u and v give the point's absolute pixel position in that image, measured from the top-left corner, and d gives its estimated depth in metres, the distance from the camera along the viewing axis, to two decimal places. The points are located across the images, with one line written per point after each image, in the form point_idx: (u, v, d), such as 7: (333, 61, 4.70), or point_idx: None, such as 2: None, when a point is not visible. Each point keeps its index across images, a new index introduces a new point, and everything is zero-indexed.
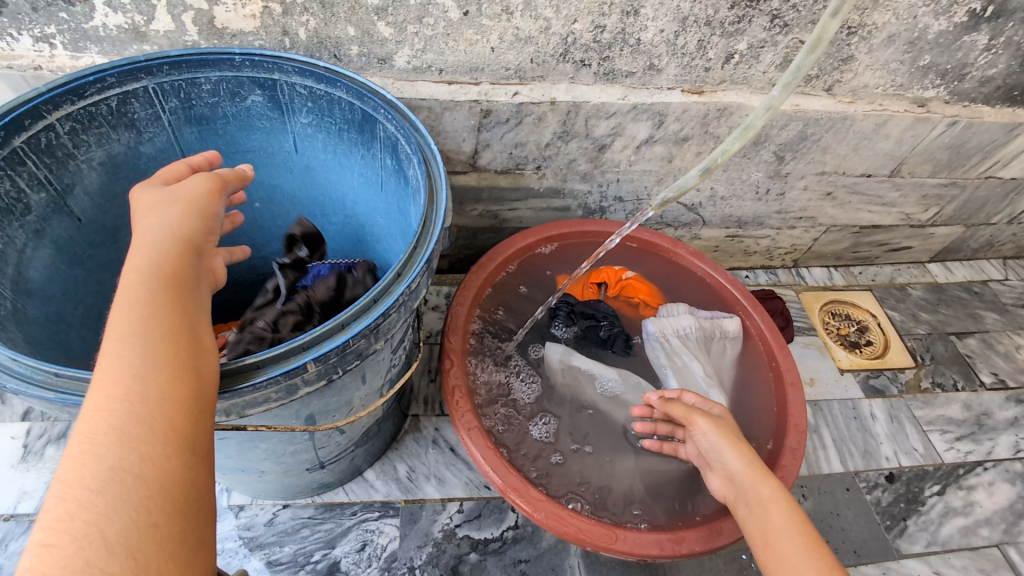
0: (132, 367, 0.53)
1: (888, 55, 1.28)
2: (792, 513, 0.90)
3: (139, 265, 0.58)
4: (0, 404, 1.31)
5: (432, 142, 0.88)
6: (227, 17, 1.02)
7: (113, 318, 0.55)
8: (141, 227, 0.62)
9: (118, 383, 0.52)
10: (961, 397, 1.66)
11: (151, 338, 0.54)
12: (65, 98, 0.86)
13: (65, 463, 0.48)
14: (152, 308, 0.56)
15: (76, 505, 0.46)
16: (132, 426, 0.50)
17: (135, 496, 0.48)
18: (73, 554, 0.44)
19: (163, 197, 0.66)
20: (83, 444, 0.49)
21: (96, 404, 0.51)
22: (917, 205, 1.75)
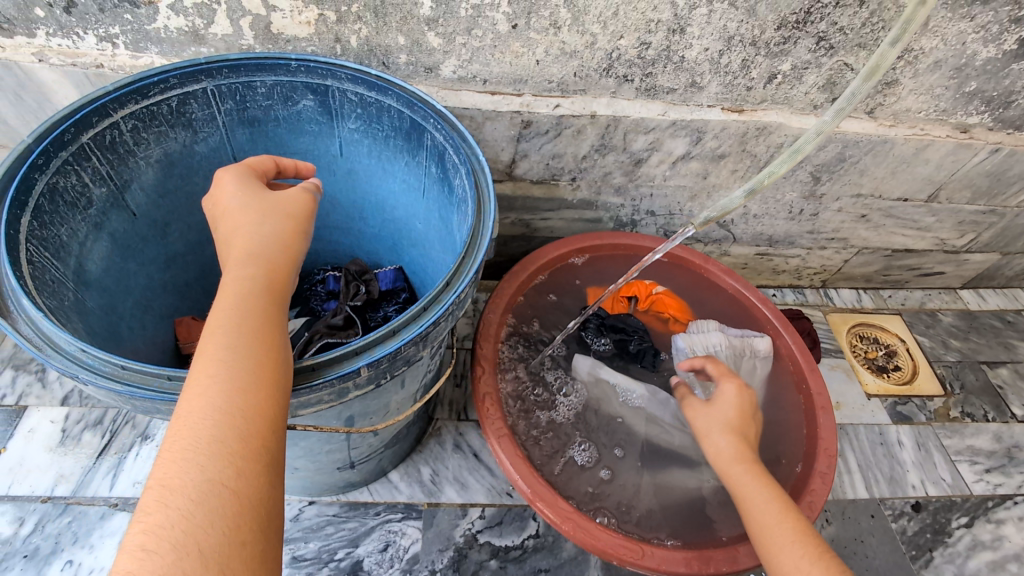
0: (233, 378, 0.55)
1: (933, 80, 1.28)
2: (762, 492, 0.96)
3: (241, 276, 0.62)
4: (41, 387, 1.35)
5: (481, 153, 0.90)
6: (283, 24, 1.05)
7: (218, 327, 0.58)
8: (245, 234, 0.66)
9: (219, 393, 0.54)
10: (991, 428, 1.63)
11: (250, 352, 0.57)
12: (130, 97, 0.90)
13: (165, 469, 0.50)
14: (256, 323, 0.59)
15: (177, 513, 0.48)
16: (230, 437, 0.52)
17: (229, 509, 0.50)
18: (170, 563, 0.45)
19: (265, 205, 0.69)
20: (184, 452, 0.51)
21: (195, 411, 0.53)
22: (952, 231, 1.73)
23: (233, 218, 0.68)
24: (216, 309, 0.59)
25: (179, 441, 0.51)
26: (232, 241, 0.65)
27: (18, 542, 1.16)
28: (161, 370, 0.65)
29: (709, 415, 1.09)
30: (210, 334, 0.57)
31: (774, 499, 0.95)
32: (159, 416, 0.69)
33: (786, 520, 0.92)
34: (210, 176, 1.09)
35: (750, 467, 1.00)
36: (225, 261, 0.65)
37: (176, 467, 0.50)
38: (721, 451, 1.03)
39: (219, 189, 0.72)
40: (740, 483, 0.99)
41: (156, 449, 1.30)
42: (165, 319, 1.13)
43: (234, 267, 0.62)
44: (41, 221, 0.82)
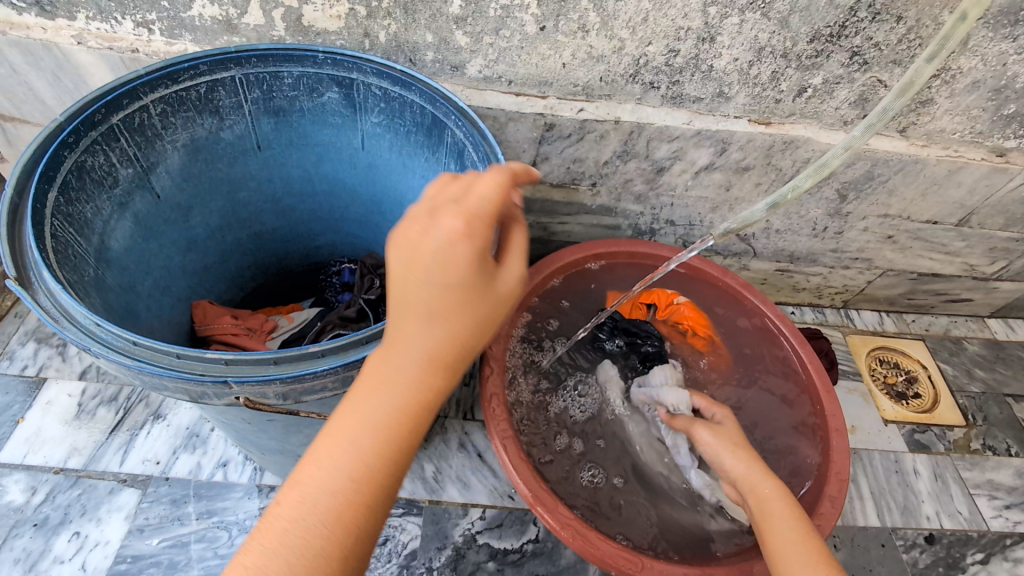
0: (353, 489, 0.51)
1: (970, 101, 1.24)
2: (785, 510, 0.95)
3: (406, 385, 0.52)
4: (61, 361, 1.39)
5: (500, 152, 0.89)
6: (315, 16, 1.06)
7: (360, 424, 0.52)
8: (426, 332, 0.52)
9: (335, 498, 0.51)
10: (1014, 463, 1.57)
11: (377, 474, 0.52)
12: (161, 81, 0.92)
13: (262, 556, 0.49)
14: (395, 437, 0.52)
15: None
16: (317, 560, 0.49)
17: None
18: None
19: (480, 307, 0.52)
20: (283, 548, 0.49)
21: (295, 513, 0.50)
22: (983, 257, 1.68)
23: (423, 295, 0.51)
24: (360, 407, 0.52)
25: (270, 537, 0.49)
26: (413, 321, 0.52)
27: (29, 510, 1.19)
28: (170, 348, 0.66)
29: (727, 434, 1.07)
30: (351, 427, 0.52)
31: (798, 519, 0.94)
32: (167, 394, 0.70)
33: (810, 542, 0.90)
34: (233, 164, 1.11)
35: (778, 484, 0.99)
36: (398, 339, 0.52)
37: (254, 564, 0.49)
38: (746, 469, 1.01)
39: (421, 229, 0.51)
40: (765, 500, 0.97)
41: (168, 429, 1.32)
42: (183, 301, 1.15)
43: (399, 373, 0.52)
44: (67, 197, 0.84)
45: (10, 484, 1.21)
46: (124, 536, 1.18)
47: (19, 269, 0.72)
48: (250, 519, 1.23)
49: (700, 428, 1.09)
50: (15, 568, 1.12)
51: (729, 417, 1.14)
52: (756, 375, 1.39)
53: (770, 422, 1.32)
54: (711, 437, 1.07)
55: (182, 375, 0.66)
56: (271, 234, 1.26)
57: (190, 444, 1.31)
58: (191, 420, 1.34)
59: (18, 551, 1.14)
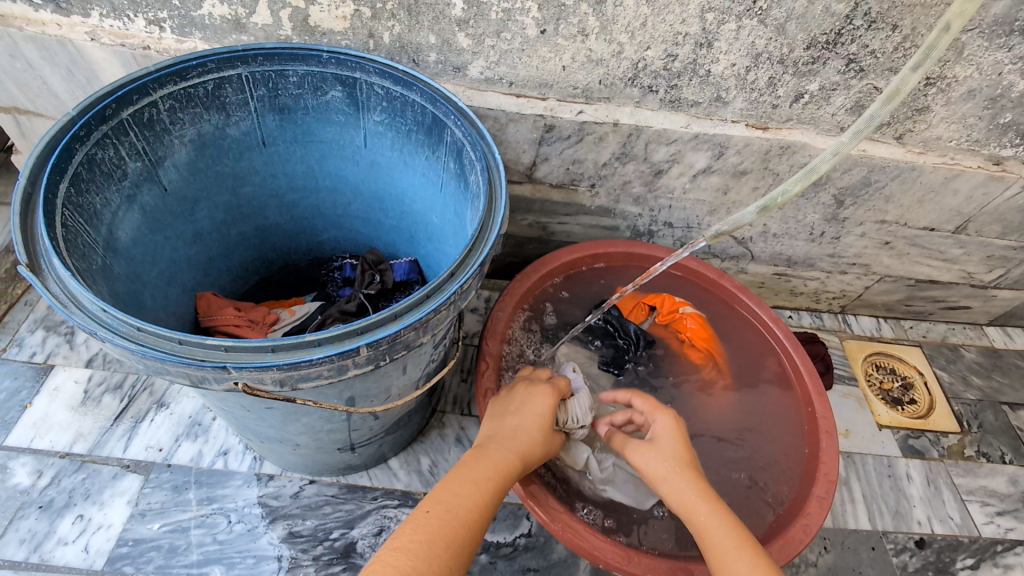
0: (474, 492, 0.87)
1: (967, 110, 1.25)
2: (728, 536, 0.92)
3: (503, 452, 0.95)
4: (68, 348, 1.42)
5: (497, 151, 0.92)
6: (321, 17, 1.09)
7: (477, 465, 0.91)
8: (513, 429, 1.00)
9: (464, 495, 0.86)
10: (1007, 471, 1.58)
11: (488, 491, 0.88)
12: (170, 78, 0.96)
13: (423, 513, 0.82)
14: (496, 478, 0.90)
15: (418, 537, 0.78)
16: (453, 548, 0.79)
17: (440, 551, 0.77)
18: (404, 555, 0.75)
19: (541, 424, 1.02)
20: (438, 511, 0.82)
21: (444, 497, 0.85)
22: (980, 265, 1.68)
23: (524, 418, 1.02)
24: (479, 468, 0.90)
25: (422, 530, 0.79)
26: (507, 428, 1.00)
27: (35, 493, 1.22)
28: (172, 334, 0.69)
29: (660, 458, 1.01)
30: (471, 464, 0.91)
31: (741, 544, 0.91)
32: (169, 378, 0.73)
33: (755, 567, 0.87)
34: (238, 159, 1.13)
35: (718, 510, 0.95)
36: (500, 437, 0.98)
37: (414, 545, 0.77)
38: (688, 495, 0.97)
39: (530, 390, 1.07)
40: (704, 527, 0.94)
41: (170, 417, 1.35)
42: (187, 292, 1.18)
43: (499, 445, 0.96)
44: (77, 188, 0.88)
45: (17, 466, 1.25)
46: (126, 520, 1.21)
47: (32, 256, 0.75)
48: (249, 507, 1.25)
49: (637, 458, 1.03)
50: (20, 548, 1.15)
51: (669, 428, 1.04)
52: (752, 383, 1.38)
53: (762, 427, 1.33)
54: (648, 461, 1.02)
55: (183, 360, 0.68)
56: (275, 229, 1.29)
57: (192, 432, 1.34)
58: (194, 409, 1.37)
59: (24, 532, 1.17)
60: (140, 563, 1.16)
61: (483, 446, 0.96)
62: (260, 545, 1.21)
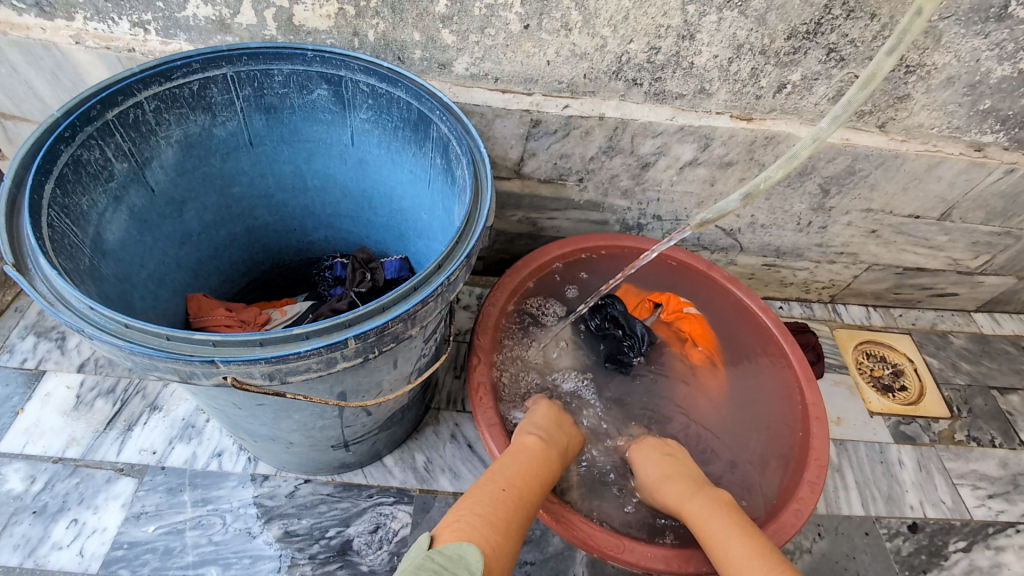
0: (535, 483, 1.00)
1: (946, 97, 1.27)
2: (715, 524, 0.99)
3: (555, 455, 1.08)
4: (60, 354, 1.42)
5: (482, 145, 0.93)
6: (305, 16, 1.10)
7: (539, 461, 1.04)
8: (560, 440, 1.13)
9: (529, 484, 0.99)
10: (998, 454, 1.59)
11: (543, 484, 1.01)
12: (155, 79, 0.96)
13: (497, 491, 0.94)
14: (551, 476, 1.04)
15: (496, 513, 0.90)
16: (522, 531, 0.92)
17: (515, 528, 0.91)
18: (488, 526, 0.88)
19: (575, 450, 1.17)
20: (510, 494, 0.95)
21: (512, 483, 0.97)
22: (966, 251, 1.70)
23: (567, 431, 1.17)
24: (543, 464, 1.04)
25: (502, 508, 0.92)
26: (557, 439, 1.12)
27: (28, 498, 1.22)
28: (161, 329, 0.69)
29: (649, 480, 1.13)
30: (532, 458, 1.04)
31: (736, 528, 0.97)
32: (157, 374, 0.73)
33: (747, 541, 0.94)
34: (226, 160, 1.14)
35: (704, 499, 1.04)
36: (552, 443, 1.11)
37: (497, 521, 0.89)
38: (674, 494, 1.08)
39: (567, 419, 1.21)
40: (696, 522, 1.02)
41: (165, 420, 1.35)
42: (177, 293, 1.18)
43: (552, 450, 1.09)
44: (63, 188, 0.88)
45: (9, 473, 1.24)
46: (120, 523, 1.20)
47: (18, 257, 0.75)
48: (244, 507, 1.25)
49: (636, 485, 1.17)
50: (14, 554, 1.15)
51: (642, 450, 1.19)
52: (748, 375, 1.38)
53: (758, 418, 1.32)
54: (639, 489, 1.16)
55: (171, 355, 0.69)
56: (265, 229, 1.29)
57: (186, 435, 1.33)
58: (187, 411, 1.37)
59: (18, 538, 1.17)
60: (135, 566, 1.16)
61: (533, 443, 1.07)
62: (256, 545, 1.21)
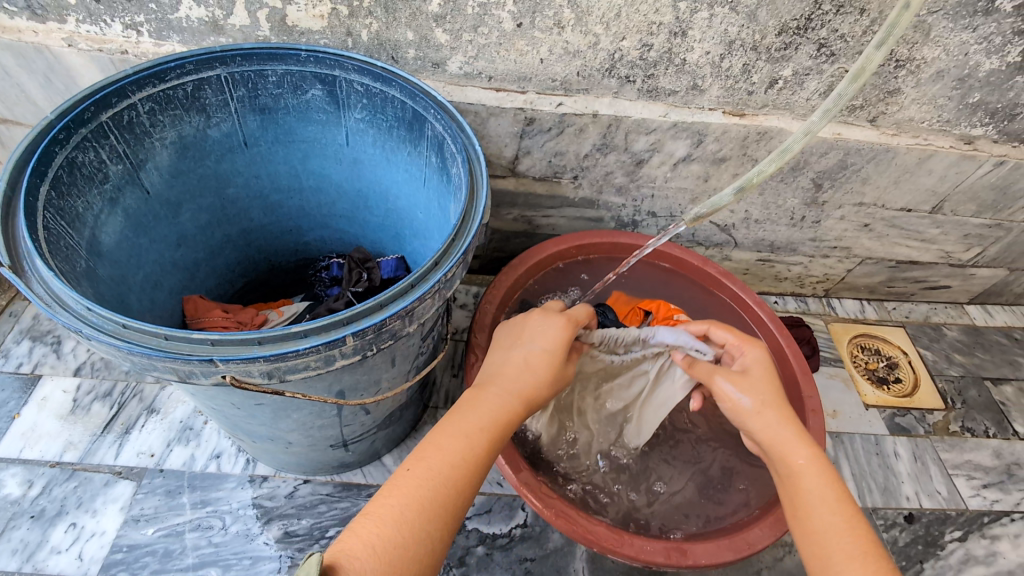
0: (462, 439, 0.80)
1: (936, 91, 1.28)
2: (825, 487, 0.84)
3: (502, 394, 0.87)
4: (56, 358, 1.41)
5: (477, 143, 0.94)
6: (298, 16, 1.10)
7: (471, 409, 0.84)
8: (517, 363, 0.91)
9: (452, 444, 0.80)
10: (991, 444, 1.61)
11: (480, 435, 0.82)
12: (149, 80, 0.96)
13: (406, 467, 0.77)
14: (493, 422, 0.84)
15: (394, 497, 0.73)
16: (433, 508, 0.74)
17: (419, 512, 0.73)
18: (379, 518, 0.71)
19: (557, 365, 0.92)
20: (420, 465, 0.77)
21: (428, 451, 0.79)
22: (958, 244, 1.72)
23: (533, 345, 0.93)
24: (484, 413, 0.84)
25: (399, 490, 0.74)
26: (514, 363, 0.91)
27: (26, 503, 1.21)
28: (159, 329, 0.69)
29: (747, 404, 0.94)
30: (462, 408, 0.85)
31: (840, 501, 0.83)
32: (156, 374, 0.73)
33: (848, 521, 0.81)
34: (221, 161, 1.14)
35: (815, 455, 0.88)
36: (503, 374, 0.90)
37: (399, 516, 0.72)
38: (776, 432, 0.91)
39: (535, 328, 0.95)
40: (795, 475, 0.87)
41: (163, 423, 1.35)
42: (174, 295, 1.18)
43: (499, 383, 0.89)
44: (58, 191, 0.88)
45: (7, 478, 1.24)
46: (119, 526, 1.20)
47: (14, 259, 0.76)
48: (243, 508, 1.25)
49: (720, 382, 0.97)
50: (12, 558, 1.15)
51: (760, 361, 0.99)
52: None
53: None
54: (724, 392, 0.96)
55: (169, 355, 0.69)
56: (260, 230, 1.29)
57: (184, 437, 1.33)
58: (185, 414, 1.37)
59: (17, 542, 1.17)
60: (135, 568, 1.16)
61: (483, 387, 0.88)
62: (256, 546, 1.21)
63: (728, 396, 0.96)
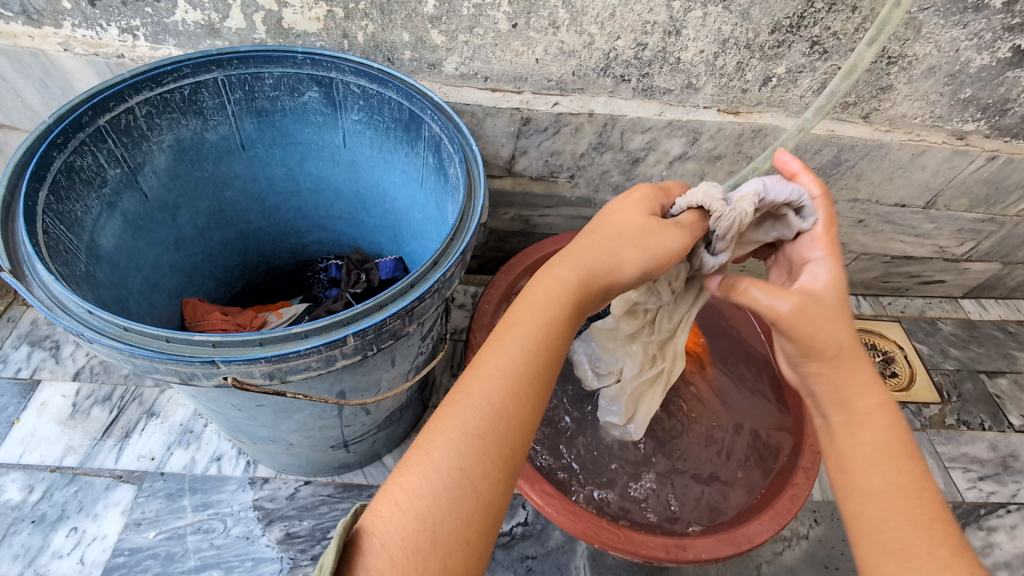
0: (512, 356, 0.70)
1: (928, 87, 1.30)
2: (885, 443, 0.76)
3: (560, 292, 0.75)
4: (55, 362, 1.41)
5: (474, 143, 0.94)
6: (294, 19, 1.10)
7: (524, 317, 0.73)
8: (582, 254, 0.78)
9: (502, 364, 0.69)
10: (987, 436, 1.62)
11: (536, 346, 0.71)
12: (146, 84, 0.96)
13: (452, 396, 0.68)
14: (548, 329, 0.72)
15: (435, 436, 0.65)
16: (481, 441, 0.65)
17: (464, 450, 0.64)
18: (418, 463, 0.63)
19: (636, 241, 0.79)
20: (464, 392, 0.67)
21: (476, 375, 0.69)
22: (952, 239, 1.73)
23: (610, 229, 0.81)
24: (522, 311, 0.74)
25: (441, 425, 0.65)
26: (583, 248, 0.79)
27: (27, 508, 1.21)
28: (159, 331, 0.69)
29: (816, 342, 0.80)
30: (513, 318, 0.74)
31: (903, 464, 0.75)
32: (158, 376, 0.74)
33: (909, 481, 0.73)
34: (218, 163, 1.14)
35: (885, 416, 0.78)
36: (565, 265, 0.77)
37: (433, 453, 0.64)
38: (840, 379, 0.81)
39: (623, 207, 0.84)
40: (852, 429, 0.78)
41: (162, 426, 1.35)
42: (173, 298, 1.18)
43: (560, 278, 0.76)
44: (57, 195, 0.88)
45: (8, 483, 1.24)
46: (121, 530, 1.20)
47: (14, 263, 0.76)
48: (244, 510, 1.26)
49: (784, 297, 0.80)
50: (14, 563, 1.15)
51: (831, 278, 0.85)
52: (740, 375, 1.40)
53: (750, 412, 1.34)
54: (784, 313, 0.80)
55: (171, 357, 0.69)
56: (258, 233, 1.30)
57: (184, 440, 1.33)
58: (185, 416, 1.37)
59: (18, 548, 1.17)
60: (137, 572, 1.16)
61: (545, 280, 0.76)
62: (257, 547, 1.21)
63: (788, 330, 0.81)
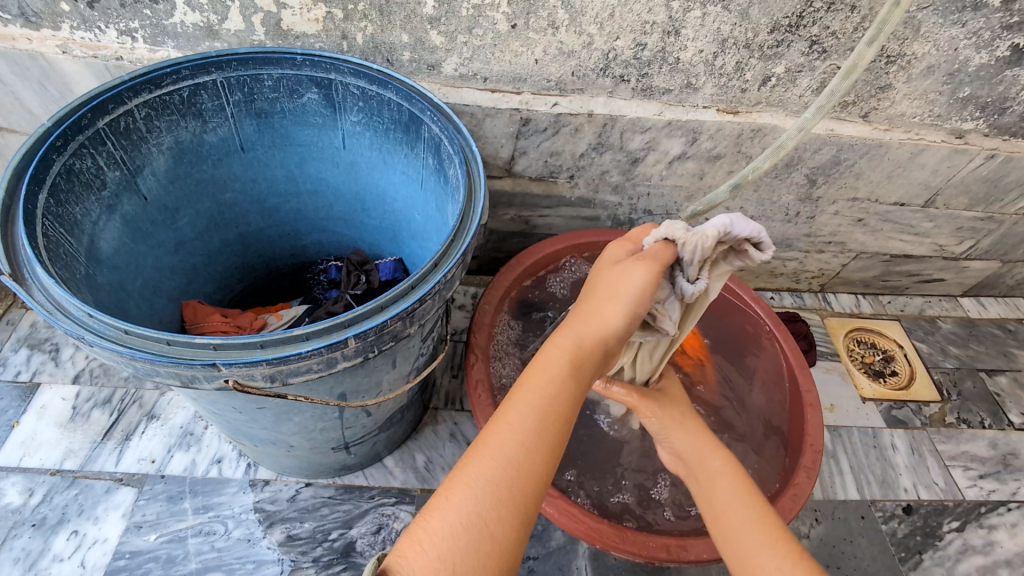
0: (534, 409, 0.69)
1: (927, 85, 1.30)
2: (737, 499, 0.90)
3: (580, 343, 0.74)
4: (54, 365, 1.41)
5: (474, 144, 0.94)
6: (293, 20, 1.10)
7: (545, 368, 0.72)
8: (594, 308, 0.78)
9: (523, 415, 0.69)
10: (987, 435, 1.63)
11: (557, 399, 0.70)
12: (145, 86, 0.96)
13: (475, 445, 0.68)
14: (568, 381, 0.72)
15: (457, 482, 0.64)
16: (501, 492, 0.64)
17: (485, 499, 0.63)
18: (439, 509, 0.63)
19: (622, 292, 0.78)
20: (487, 441, 0.67)
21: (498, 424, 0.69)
22: (951, 237, 1.73)
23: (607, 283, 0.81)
24: (540, 359, 0.73)
25: (463, 473, 0.65)
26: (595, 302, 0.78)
27: (27, 511, 1.21)
28: (160, 334, 0.69)
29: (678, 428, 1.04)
30: (536, 368, 0.73)
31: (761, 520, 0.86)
32: (158, 379, 0.73)
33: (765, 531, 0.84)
34: (217, 165, 1.14)
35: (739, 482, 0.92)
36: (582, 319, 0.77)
37: (454, 499, 0.63)
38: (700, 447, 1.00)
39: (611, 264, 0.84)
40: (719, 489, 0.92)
41: (162, 429, 1.35)
42: (173, 300, 1.18)
43: (580, 331, 0.75)
44: (57, 199, 0.88)
45: (8, 486, 1.24)
46: (121, 533, 1.20)
47: (14, 266, 0.76)
48: (245, 513, 1.25)
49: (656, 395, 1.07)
50: (14, 567, 1.15)
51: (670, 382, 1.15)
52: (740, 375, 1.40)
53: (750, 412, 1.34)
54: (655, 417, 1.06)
55: (171, 360, 0.69)
56: (258, 234, 1.29)
57: (184, 442, 1.33)
58: (185, 419, 1.37)
59: (18, 551, 1.16)
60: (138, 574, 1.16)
61: (563, 332, 0.76)
62: (258, 550, 1.21)
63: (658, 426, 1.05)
